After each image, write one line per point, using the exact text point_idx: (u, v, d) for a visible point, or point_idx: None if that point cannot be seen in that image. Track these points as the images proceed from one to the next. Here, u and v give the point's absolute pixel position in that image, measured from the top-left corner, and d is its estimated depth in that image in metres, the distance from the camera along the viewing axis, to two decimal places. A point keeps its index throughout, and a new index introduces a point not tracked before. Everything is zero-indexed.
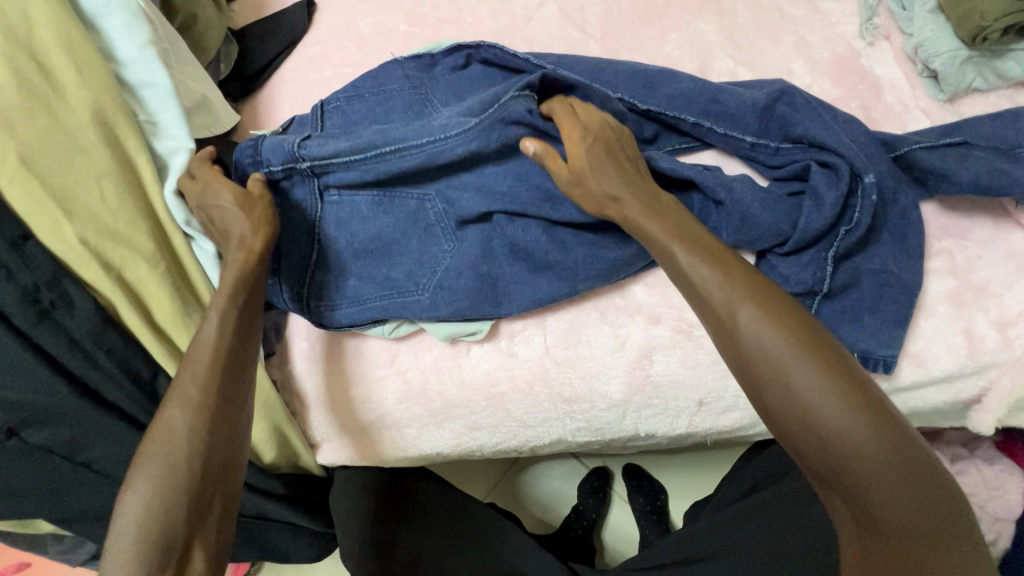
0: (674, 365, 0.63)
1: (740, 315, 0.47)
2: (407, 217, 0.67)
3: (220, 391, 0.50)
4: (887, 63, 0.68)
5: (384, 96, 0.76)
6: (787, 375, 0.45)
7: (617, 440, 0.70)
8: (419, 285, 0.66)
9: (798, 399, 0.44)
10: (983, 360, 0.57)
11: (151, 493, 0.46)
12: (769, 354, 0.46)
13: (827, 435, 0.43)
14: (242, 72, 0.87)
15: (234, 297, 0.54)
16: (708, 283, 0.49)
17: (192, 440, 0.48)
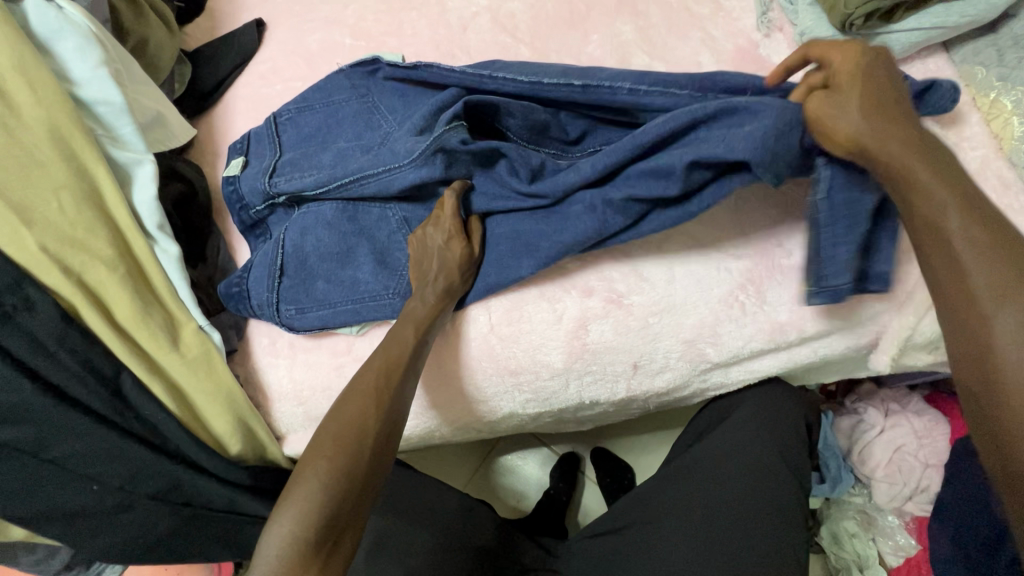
0: (607, 333, 0.70)
1: (996, 286, 0.44)
2: (367, 226, 0.76)
3: (400, 383, 0.63)
4: (781, 51, 0.77)
5: (333, 108, 0.85)
6: (1016, 330, 0.42)
7: (566, 409, 0.77)
8: (390, 290, 0.73)
9: (982, 333, 0.44)
10: (874, 307, 0.64)
11: (327, 468, 0.57)
12: (1013, 329, 0.42)
13: (1022, 395, 0.41)
14: (197, 91, 0.95)
15: (430, 309, 0.67)
16: (946, 209, 0.47)
17: (374, 427, 0.60)
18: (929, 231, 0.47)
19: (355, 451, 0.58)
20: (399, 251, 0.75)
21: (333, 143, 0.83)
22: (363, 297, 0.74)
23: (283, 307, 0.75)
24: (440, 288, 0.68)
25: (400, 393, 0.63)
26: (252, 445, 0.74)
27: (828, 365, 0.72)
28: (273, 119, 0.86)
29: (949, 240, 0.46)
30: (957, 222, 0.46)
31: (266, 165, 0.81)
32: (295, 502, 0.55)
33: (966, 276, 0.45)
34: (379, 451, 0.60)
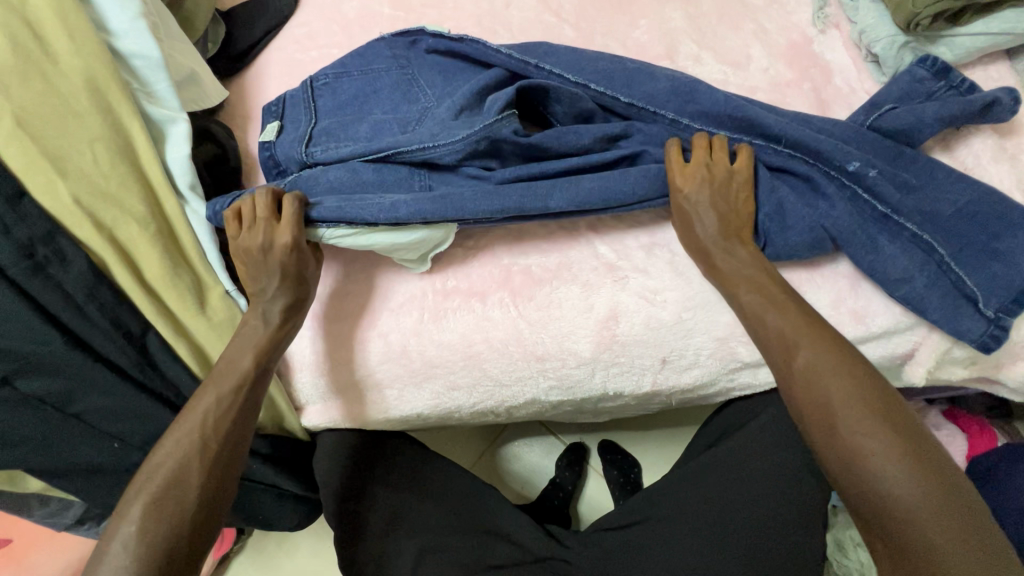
0: (638, 326, 0.69)
1: (829, 390, 0.53)
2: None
3: (255, 389, 0.64)
4: (837, 49, 0.74)
5: (372, 77, 0.83)
6: (850, 416, 0.52)
7: (588, 399, 0.77)
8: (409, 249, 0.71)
9: (841, 428, 0.52)
10: (914, 317, 0.63)
11: (172, 467, 0.57)
12: (825, 390, 0.54)
13: (870, 468, 0.49)
14: (229, 51, 0.93)
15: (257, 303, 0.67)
16: (780, 333, 0.58)
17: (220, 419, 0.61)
18: (782, 352, 0.57)
19: (203, 445, 0.59)
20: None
21: (370, 115, 0.81)
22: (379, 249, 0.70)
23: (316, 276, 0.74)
24: (282, 304, 0.66)
25: (252, 402, 0.63)
26: (272, 413, 0.76)
27: None
28: (309, 83, 0.84)
29: (795, 356, 0.56)
30: (792, 340, 0.57)
31: (301, 132, 0.80)
32: (137, 506, 0.55)
33: (798, 389, 0.55)
34: (229, 446, 0.60)
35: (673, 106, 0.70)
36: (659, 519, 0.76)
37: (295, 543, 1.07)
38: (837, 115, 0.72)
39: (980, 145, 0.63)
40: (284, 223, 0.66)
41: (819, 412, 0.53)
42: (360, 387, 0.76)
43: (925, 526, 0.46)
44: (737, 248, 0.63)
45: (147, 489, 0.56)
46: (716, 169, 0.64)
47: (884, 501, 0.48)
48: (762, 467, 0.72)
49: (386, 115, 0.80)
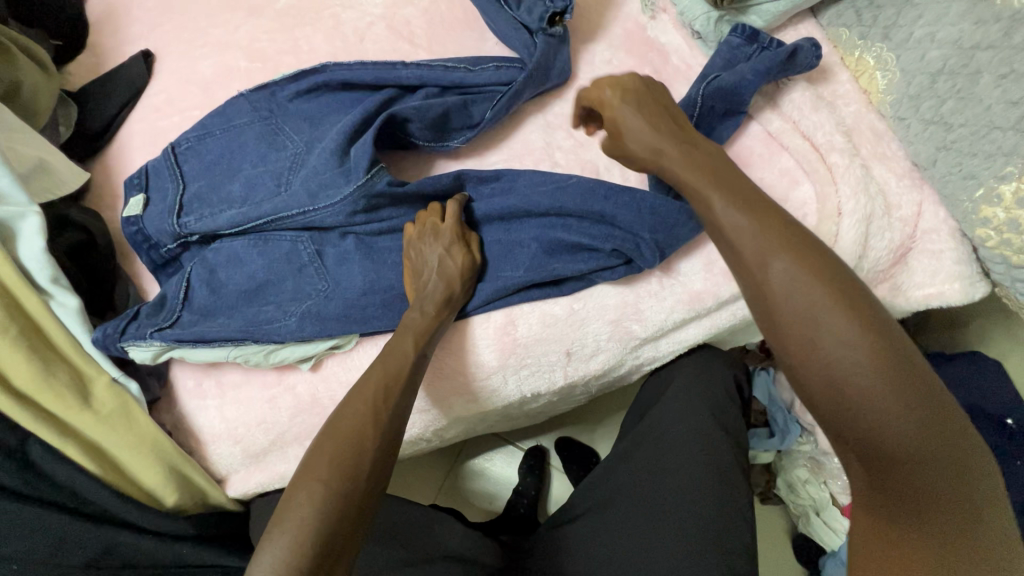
0: (535, 326, 0.70)
1: (801, 303, 0.43)
2: (289, 249, 0.75)
3: (397, 399, 0.60)
4: (668, 31, 0.79)
5: (235, 132, 0.82)
6: (832, 353, 0.41)
7: (511, 404, 0.78)
8: (288, 312, 0.71)
9: (813, 357, 0.42)
10: None
11: (303, 508, 0.51)
12: (799, 306, 0.43)
13: (849, 390, 0.41)
14: (87, 131, 0.90)
15: (442, 311, 0.66)
16: (740, 232, 0.46)
17: (367, 432, 0.57)
18: (753, 265, 0.45)
19: (352, 467, 0.54)
20: (334, 253, 0.74)
21: (241, 170, 0.80)
22: (260, 323, 0.71)
23: (233, 337, 0.70)
24: (440, 298, 0.66)
25: (397, 421, 0.59)
26: (190, 493, 0.71)
27: (750, 324, 0.75)
28: (171, 149, 0.82)
29: (767, 275, 0.44)
30: (762, 258, 0.45)
31: (172, 201, 0.78)
32: (287, 533, 0.50)
33: (774, 301, 0.44)
34: (378, 463, 0.56)
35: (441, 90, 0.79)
36: (602, 507, 0.76)
37: None
38: (679, 92, 0.76)
39: (800, 96, 0.69)
40: (454, 238, 0.68)
41: (794, 340, 0.43)
42: (280, 443, 0.74)
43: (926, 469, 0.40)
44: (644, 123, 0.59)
45: (270, 552, 0.50)
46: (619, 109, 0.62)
47: (870, 442, 0.41)
48: (678, 432, 0.75)
49: (256, 168, 0.79)
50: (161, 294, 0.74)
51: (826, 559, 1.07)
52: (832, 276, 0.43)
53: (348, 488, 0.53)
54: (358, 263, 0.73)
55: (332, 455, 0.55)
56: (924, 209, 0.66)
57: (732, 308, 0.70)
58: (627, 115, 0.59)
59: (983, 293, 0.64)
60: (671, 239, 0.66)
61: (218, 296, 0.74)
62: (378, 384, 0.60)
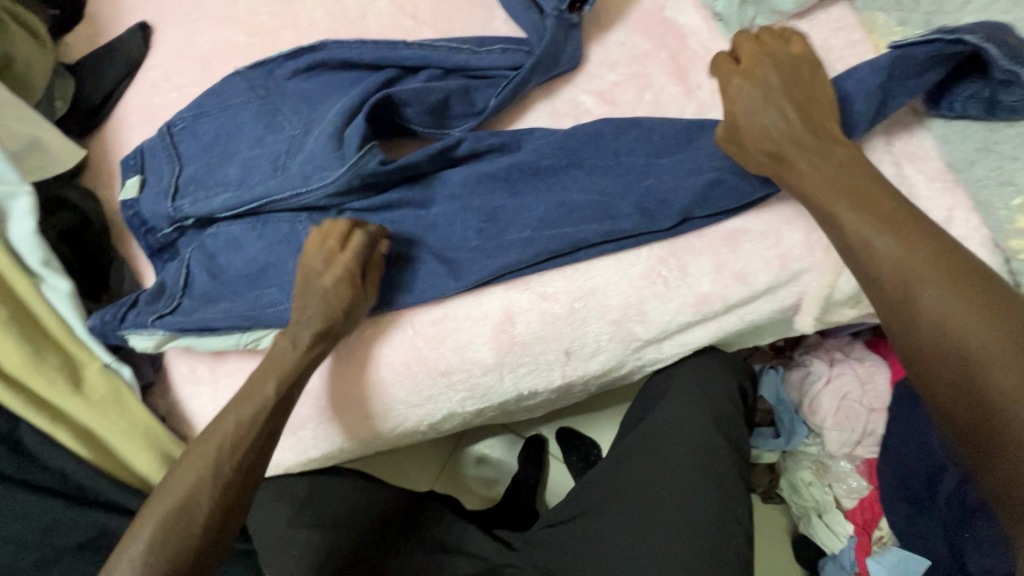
0: (533, 325, 0.68)
1: (954, 320, 0.47)
2: (288, 230, 0.72)
3: (240, 458, 0.60)
4: (688, 12, 0.74)
5: (232, 111, 0.79)
6: (969, 333, 0.46)
7: (507, 401, 0.76)
8: (289, 297, 0.69)
9: (965, 355, 0.46)
10: (794, 268, 0.64)
11: (140, 548, 0.55)
12: (936, 313, 0.48)
13: (990, 380, 0.45)
14: (84, 106, 0.88)
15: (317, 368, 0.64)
16: (887, 256, 0.51)
17: (211, 491, 0.58)
18: (899, 293, 0.50)
19: (187, 517, 0.57)
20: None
21: (238, 152, 0.77)
22: (262, 308, 0.69)
23: (236, 321, 0.69)
24: (314, 330, 0.63)
25: (246, 471, 0.60)
26: None
27: (759, 329, 0.71)
28: (167, 130, 0.80)
29: (915, 297, 0.50)
30: (912, 271, 0.50)
31: (170, 183, 0.77)
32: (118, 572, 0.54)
33: (919, 323, 0.49)
34: (223, 514, 0.58)
35: (443, 76, 0.75)
36: (588, 512, 0.76)
37: None
38: (696, 79, 0.71)
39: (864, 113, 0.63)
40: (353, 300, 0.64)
41: (931, 347, 0.49)
42: None
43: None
44: (775, 102, 0.57)
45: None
46: (779, 52, 0.60)
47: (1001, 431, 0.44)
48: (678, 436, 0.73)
49: (253, 150, 0.77)
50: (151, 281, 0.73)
51: (827, 561, 1.05)
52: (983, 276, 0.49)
53: (183, 539, 0.56)
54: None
55: (170, 502, 0.57)
56: (955, 214, 0.61)
57: (741, 312, 0.67)
58: (744, 99, 0.58)
59: None
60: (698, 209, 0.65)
61: (220, 281, 0.72)
62: (220, 445, 0.59)
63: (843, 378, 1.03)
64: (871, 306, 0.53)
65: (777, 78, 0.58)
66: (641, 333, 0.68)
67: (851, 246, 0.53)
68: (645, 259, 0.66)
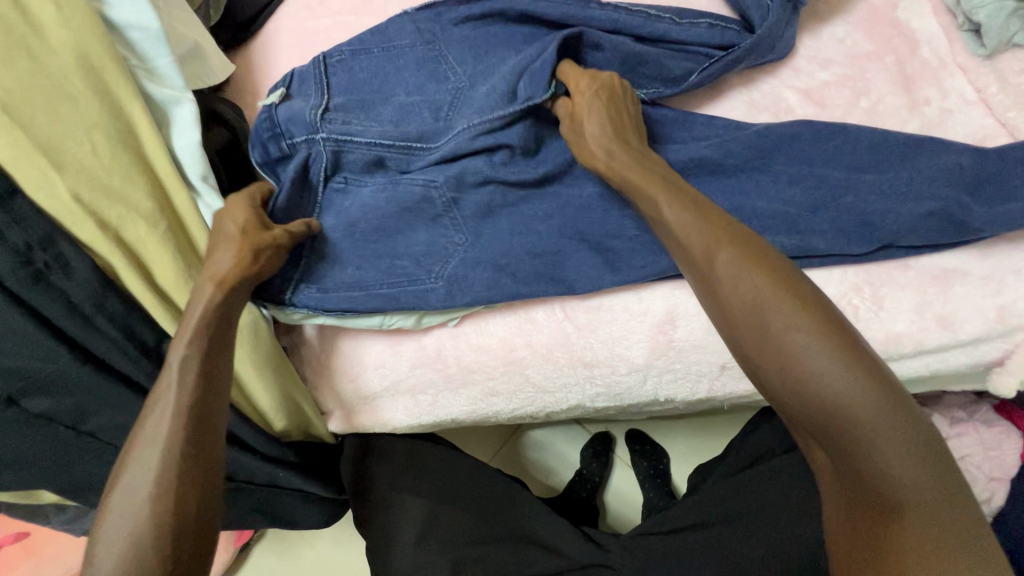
0: (696, 332, 0.63)
1: (741, 286, 0.47)
2: (422, 194, 0.65)
3: (190, 440, 0.49)
4: (924, 16, 0.66)
5: (393, 53, 0.74)
6: (822, 378, 0.43)
7: (635, 404, 0.71)
8: (428, 271, 0.64)
9: (745, 329, 0.47)
10: (1011, 324, 0.57)
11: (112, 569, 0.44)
12: (743, 293, 0.47)
13: (791, 375, 0.44)
14: (235, 20, 0.85)
15: (189, 346, 0.52)
16: (680, 227, 0.51)
17: (164, 482, 0.47)
18: (701, 260, 0.50)
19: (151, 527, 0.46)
20: (471, 204, 0.65)
21: (392, 96, 0.72)
22: (397, 278, 0.64)
23: (368, 287, 0.64)
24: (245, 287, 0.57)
25: (202, 414, 0.50)
26: (298, 421, 0.70)
27: (934, 380, 0.65)
28: (319, 56, 0.74)
29: (712, 261, 0.49)
30: (708, 242, 0.50)
31: (311, 111, 0.69)
32: None
33: (720, 290, 0.48)
34: (193, 517, 0.47)
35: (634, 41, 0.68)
36: (709, 536, 0.73)
37: (316, 544, 1.03)
38: (924, 92, 0.63)
39: None
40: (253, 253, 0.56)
41: (742, 322, 0.47)
42: (392, 391, 0.71)
43: (894, 469, 0.42)
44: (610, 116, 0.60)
45: None
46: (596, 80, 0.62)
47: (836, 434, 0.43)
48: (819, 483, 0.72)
49: (411, 97, 0.72)
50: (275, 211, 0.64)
51: None
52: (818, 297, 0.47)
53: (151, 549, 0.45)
54: (500, 223, 0.65)
55: (126, 515, 0.46)
56: None
57: (929, 359, 0.60)
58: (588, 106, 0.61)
59: None
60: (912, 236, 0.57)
61: (348, 238, 0.65)
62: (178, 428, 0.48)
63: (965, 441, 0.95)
64: (715, 325, 0.50)
65: (602, 103, 0.61)
66: None
67: (698, 266, 0.50)
68: (837, 283, 0.60)
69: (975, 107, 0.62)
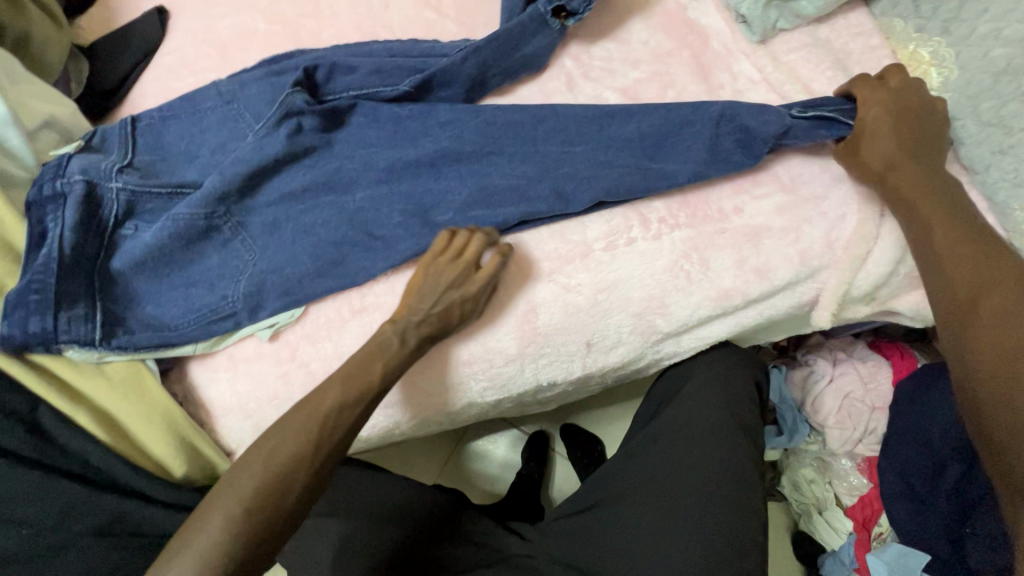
0: (556, 316, 0.69)
1: (907, 184, 0.61)
2: (186, 222, 0.70)
3: (319, 458, 0.59)
4: (711, 13, 0.76)
5: (199, 116, 0.80)
6: (981, 279, 0.56)
7: (525, 393, 0.76)
8: (237, 301, 0.71)
9: (934, 231, 0.59)
10: (813, 264, 0.65)
11: (215, 541, 0.54)
12: (915, 177, 0.61)
13: (956, 262, 0.57)
14: (99, 90, 0.88)
15: (346, 391, 0.61)
16: (874, 143, 0.62)
17: (265, 484, 0.56)
18: (878, 172, 0.62)
19: (262, 508, 0.56)
20: (258, 223, 0.74)
21: (198, 155, 0.79)
22: (210, 315, 0.71)
23: (181, 325, 0.70)
24: (425, 333, 0.64)
25: (314, 444, 0.59)
26: (199, 465, 0.70)
27: (773, 325, 0.73)
28: (128, 122, 0.79)
29: (891, 164, 0.61)
30: (888, 157, 0.62)
31: (109, 165, 0.72)
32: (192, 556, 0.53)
33: (918, 203, 0.60)
34: (289, 511, 0.57)
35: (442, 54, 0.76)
36: (612, 501, 0.76)
37: None
38: (718, 78, 0.73)
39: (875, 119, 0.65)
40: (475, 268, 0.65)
41: (912, 203, 0.60)
42: None
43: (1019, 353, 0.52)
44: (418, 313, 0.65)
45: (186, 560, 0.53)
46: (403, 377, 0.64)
47: (1000, 332, 0.53)
48: (699, 432, 0.74)
49: (213, 154, 0.78)
50: (59, 256, 0.64)
51: (826, 557, 1.08)
52: (963, 214, 0.60)
53: (250, 525, 0.55)
54: (285, 234, 0.73)
55: (245, 493, 0.56)
56: None
57: (759, 308, 0.68)
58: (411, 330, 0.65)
59: None
60: (702, 197, 0.69)
61: (147, 279, 0.71)
62: (302, 435, 0.58)
63: (846, 379, 1.05)
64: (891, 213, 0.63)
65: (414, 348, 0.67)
66: (663, 325, 0.69)
67: (879, 170, 0.62)
68: (668, 253, 0.68)
69: (760, 84, 0.71)
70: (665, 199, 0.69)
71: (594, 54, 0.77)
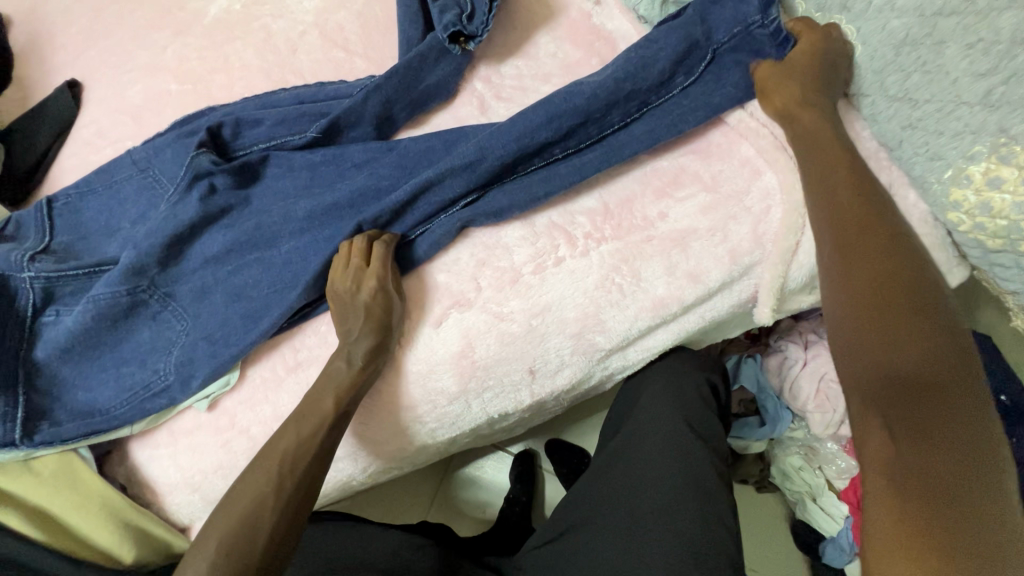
0: (492, 347, 0.66)
1: (808, 110, 0.60)
2: (107, 302, 0.68)
3: (304, 469, 0.60)
4: (615, 17, 0.75)
5: (116, 188, 0.78)
6: (850, 200, 0.54)
7: (479, 426, 0.74)
8: (167, 375, 0.69)
9: (823, 147, 0.57)
10: (744, 262, 0.63)
11: None
12: (804, 107, 0.60)
13: (836, 179, 0.55)
14: (16, 174, 0.86)
15: (298, 426, 0.61)
16: (785, 82, 0.62)
17: (283, 496, 0.59)
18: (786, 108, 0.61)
19: (246, 546, 0.56)
20: (185, 291, 0.71)
21: (118, 229, 0.77)
22: (141, 394, 0.69)
23: (115, 408, 0.69)
24: (366, 347, 0.63)
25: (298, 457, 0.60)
26: (151, 547, 0.68)
27: (718, 325, 0.71)
28: (44, 204, 0.77)
29: (787, 96, 0.62)
30: (793, 92, 0.61)
31: (22, 253, 0.71)
32: None
33: (809, 118, 0.59)
34: (276, 540, 0.57)
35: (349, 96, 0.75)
36: (577, 528, 0.73)
37: None
38: None
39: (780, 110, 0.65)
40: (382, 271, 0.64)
41: (805, 124, 0.60)
42: None
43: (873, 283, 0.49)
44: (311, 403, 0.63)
45: None
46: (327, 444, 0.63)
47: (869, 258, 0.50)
48: (652, 447, 0.72)
49: (133, 226, 0.76)
50: None
51: (826, 544, 1.05)
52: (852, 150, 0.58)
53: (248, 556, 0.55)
54: (213, 299, 0.70)
55: (231, 527, 0.57)
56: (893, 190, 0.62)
57: (699, 311, 0.67)
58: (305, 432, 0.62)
59: (961, 277, 0.62)
60: (625, 206, 0.67)
61: (73, 365, 0.69)
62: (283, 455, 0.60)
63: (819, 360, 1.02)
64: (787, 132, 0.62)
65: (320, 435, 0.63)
66: (604, 342, 0.67)
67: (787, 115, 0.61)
68: (597, 268, 0.65)
69: None
70: (590, 213, 0.68)
71: (504, 73, 0.75)
